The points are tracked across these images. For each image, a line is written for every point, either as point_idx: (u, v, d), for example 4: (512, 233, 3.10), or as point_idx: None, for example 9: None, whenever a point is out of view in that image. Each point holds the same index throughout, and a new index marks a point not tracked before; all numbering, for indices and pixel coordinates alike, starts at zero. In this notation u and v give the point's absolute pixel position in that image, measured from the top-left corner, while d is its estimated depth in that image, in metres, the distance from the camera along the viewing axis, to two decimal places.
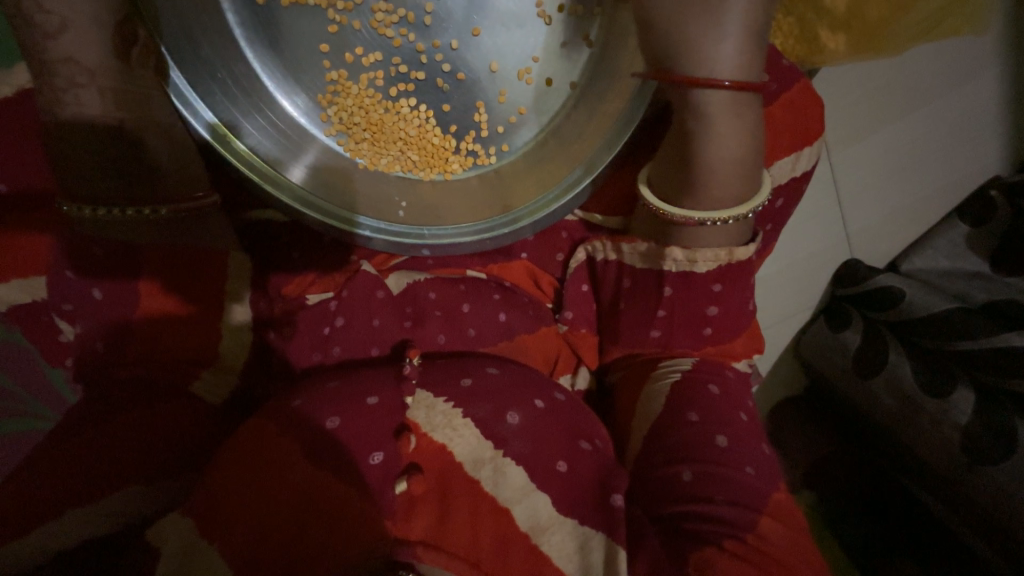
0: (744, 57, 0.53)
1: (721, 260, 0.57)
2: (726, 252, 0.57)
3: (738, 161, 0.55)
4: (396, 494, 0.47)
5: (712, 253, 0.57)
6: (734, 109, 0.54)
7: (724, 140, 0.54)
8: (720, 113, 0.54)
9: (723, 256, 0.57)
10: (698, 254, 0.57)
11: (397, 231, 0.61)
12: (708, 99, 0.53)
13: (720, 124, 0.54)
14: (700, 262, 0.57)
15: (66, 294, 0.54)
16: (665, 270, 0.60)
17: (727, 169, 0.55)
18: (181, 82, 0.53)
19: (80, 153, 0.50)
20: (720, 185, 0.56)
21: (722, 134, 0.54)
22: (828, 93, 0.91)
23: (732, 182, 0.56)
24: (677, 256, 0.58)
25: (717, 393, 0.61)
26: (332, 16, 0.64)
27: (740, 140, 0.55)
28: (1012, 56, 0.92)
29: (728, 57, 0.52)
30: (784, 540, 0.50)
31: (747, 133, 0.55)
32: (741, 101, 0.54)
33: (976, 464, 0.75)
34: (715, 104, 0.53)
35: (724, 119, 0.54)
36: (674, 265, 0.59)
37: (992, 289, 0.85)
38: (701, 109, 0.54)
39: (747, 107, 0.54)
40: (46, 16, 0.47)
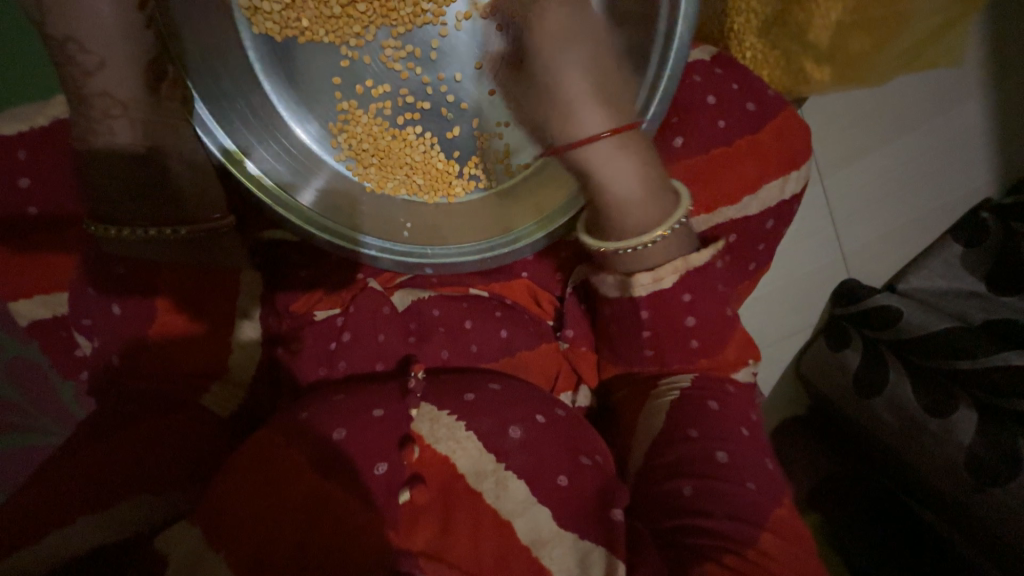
0: (609, 106, 0.56)
1: (680, 269, 0.58)
2: (682, 261, 0.57)
3: (647, 189, 0.56)
4: (399, 504, 0.48)
5: (671, 264, 0.57)
6: (624, 149, 0.55)
7: (626, 176, 0.55)
8: (610, 158, 0.55)
9: (681, 266, 0.57)
10: (661, 272, 0.58)
11: (401, 250, 0.63)
12: (596, 149, 0.55)
13: (616, 167, 0.55)
14: (665, 277, 0.58)
15: (87, 311, 0.56)
16: (633, 296, 0.60)
17: (640, 199, 0.56)
18: (205, 112, 0.57)
19: (111, 182, 0.54)
20: (641, 214, 0.56)
21: (622, 173, 0.55)
22: (819, 120, 0.95)
23: (643, 211, 0.56)
24: (644, 280, 0.58)
25: (716, 408, 0.61)
26: (344, 52, 0.68)
27: (639, 173, 0.55)
28: (997, 83, 0.95)
29: (593, 112, 0.55)
30: (788, 555, 0.50)
31: (643, 165, 0.56)
32: (626, 139, 0.55)
33: (985, 486, 0.75)
34: (601, 152, 0.55)
35: (621, 159, 0.55)
36: (642, 289, 0.59)
37: (988, 308, 0.87)
38: (591, 160, 0.55)
39: (633, 143, 0.56)
40: (85, 56, 0.52)
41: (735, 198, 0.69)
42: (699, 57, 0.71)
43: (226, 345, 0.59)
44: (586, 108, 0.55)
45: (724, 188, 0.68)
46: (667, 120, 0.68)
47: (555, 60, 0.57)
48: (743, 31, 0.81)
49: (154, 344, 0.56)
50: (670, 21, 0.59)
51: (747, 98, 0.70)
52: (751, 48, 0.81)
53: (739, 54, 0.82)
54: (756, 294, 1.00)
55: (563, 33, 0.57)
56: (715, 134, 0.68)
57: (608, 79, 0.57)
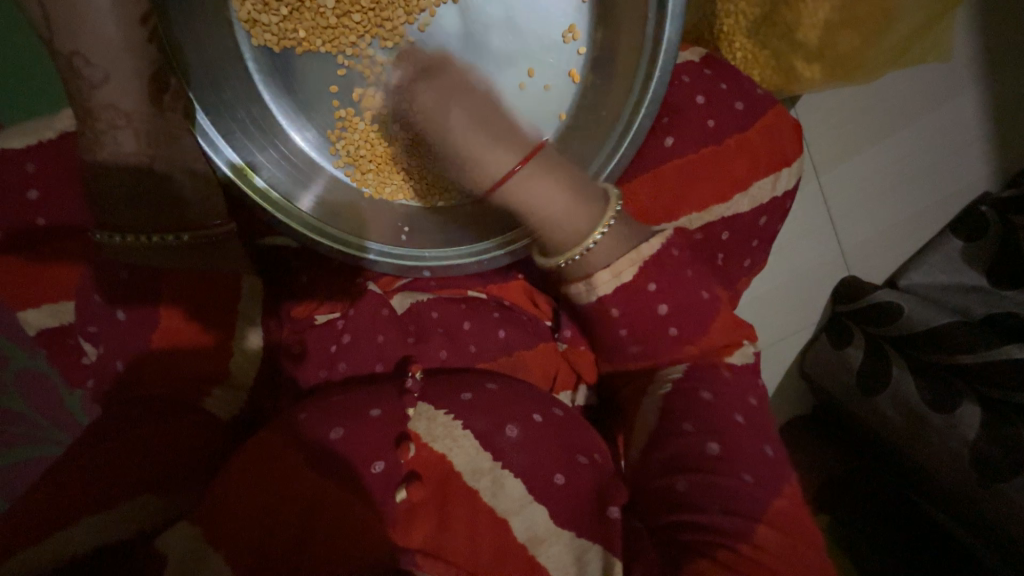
0: (510, 143, 0.59)
1: (636, 261, 0.58)
2: (636, 252, 0.58)
3: (573, 203, 0.58)
4: (396, 502, 0.49)
5: (627, 258, 0.58)
6: (537, 173, 0.58)
7: (550, 197, 0.58)
8: (528, 187, 0.58)
9: (636, 258, 0.58)
10: (618, 267, 0.58)
11: (400, 254, 0.65)
12: (512, 184, 0.58)
13: (539, 190, 0.58)
14: (624, 271, 0.58)
15: (93, 317, 0.59)
16: (599, 295, 0.59)
17: (569, 211, 0.58)
18: (205, 121, 0.60)
19: (118, 192, 0.55)
20: (573, 224, 0.58)
21: (546, 195, 0.57)
22: (811, 118, 0.95)
23: (574, 219, 0.58)
24: (604, 278, 0.58)
25: (709, 399, 0.60)
26: (341, 61, 0.70)
27: (560, 188, 0.58)
28: (990, 77, 0.95)
29: (498, 153, 0.58)
30: (782, 548, 0.51)
31: (561, 180, 0.58)
32: (537, 164, 0.58)
33: (988, 481, 0.74)
34: (518, 184, 0.57)
35: (541, 183, 0.58)
36: (605, 287, 0.59)
37: (991, 301, 0.86)
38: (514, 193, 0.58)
39: (545, 166, 0.58)
40: (91, 70, 0.53)
41: (725, 197, 0.69)
42: (687, 59, 0.73)
43: (228, 351, 0.59)
44: (490, 150, 0.58)
45: (714, 186, 0.69)
46: (657, 121, 0.69)
47: (440, 114, 0.60)
48: (732, 32, 0.81)
49: (158, 351, 0.57)
50: (658, 26, 0.60)
51: (736, 97, 0.71)
52: (741, 49, 0.81)
53: (728, 53, 0.83)
54: (755, 291, 0.99)
55: (444, 90, 0.61)
56: (705, 133, 0.69)
57: (498, 119, 0.61)
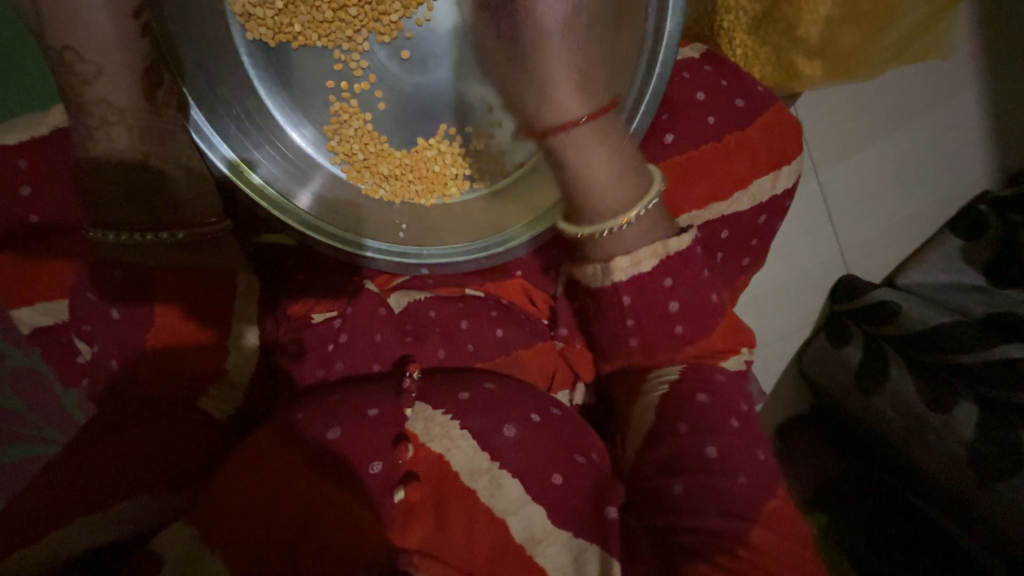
0: (588, 95, 0.57)
1: (659, 254, 0.58)
2: (660, 244, 0.57)
3: (621, 174, 0.57)
4: (395, 502, 0.48)
5: (651, 247, 0.57)
6: (600, 134, 0.56)
7: (603, 160, 0.56)
8: (587, 144, 0.56)
9: (660, 249, 0.57)
10: (639, 255, 0.57)
11: (399, 252, 0.64)
12: (573, 135, 0.56)
13: (596, 148, 0.56)
14: (644, 260, 0.57)
15: (86, 315, 0.58)
16: (615, 281, 0.58)
17: (613, 182, 0.57)
18: (200, 118, 0.60)
19: (112, 189, 0.54)
20: (613, 195, 0.57)
21: (599, 157, 0.56)
22: (813, 116, 0.95)
23: (620, 190, 0.56)
24: (624, 264, 0.57)
25: (705, 402, 0.59)
26: (338, 56, 0.70)
27: (615, 155, 0.57)
28: (990, 75, 0.95)
29: (574, 102, 0.57)
30: (778, 550, 0.51)
31: (618, 147, 0.57)
32: (603, 126, 0.57)
33: (987, 480, 0.74)
34: (578, 139, 0.56)
35: (599, 145, 0.56)
36: (624, 274, 0.58)
37: (992, 301, 0.84)
38: (570, 143, 0.57)
39: (607, 129, 0.57)
40: (84, 65, 0.52)
41: (725, 194, 0.69)
42: (688, 55, 0.72)
43: (223, 353, 0.59)
44: (565, 97, 0.57)
45: (713, 184, 0.68)
46: (657, 117, 0.69)
47: (525, 54, 0.59)
48: (732, 28, 0.81)
49: (154, 350, 0.56)
50: (659, 21, 0.59)
51: (736, 95, 0.70)
52: (741, 45, 0.81)
53: (728, 49, 0.83)
54: (754, 290, 0.99)
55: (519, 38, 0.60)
56: (705, 130, 0.69)
57: (592, 68, 0.58)
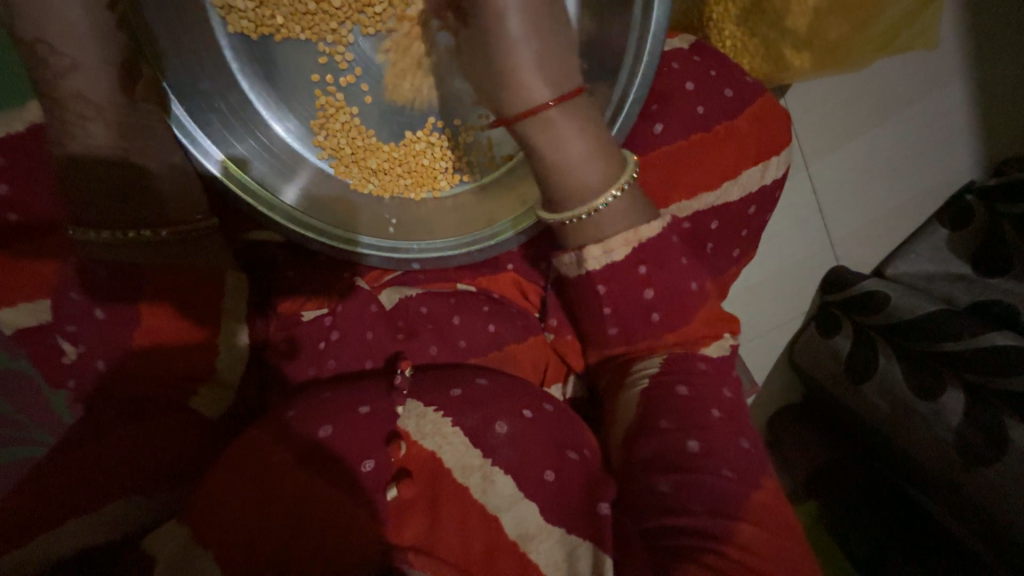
0: (554, 77, 0.55)
1: (631, 241, 0.58)
2: (632, 233, 0.58)
3: (595, 156, 0.56)
4: (387, 498, 0.49)
5: (622, 236, 0.58)
6: (567, 116, 0.56)
7: (573, 143, 0.56)
8: (555, 128, 0.55)
9: (632, 238, 0.58)
10: (611, 244, 0.57)
11: (388, 246, 0.64)
12: (540, 119, 0.55)
13: (567, 133, 0.56)
14: (615, 249, 0.58)
15: (69, 316, 0.53)
16: (588, 271, 0.60)
17: (588, 165, 0.56)
18: (182, 112, 0.59)
19: (93, 186, 0.53)
20: (589, 178, 0.56)
21: (569, 142, 0.56)
22: (802, 107, 0.95)
23: (592, 173, 0.56)
24: (594, 254, 0.58)
25: (687, 394, 0.60)
26: (322, 49, 0.69)
27: (585, 138, 0.56)
28: (975, 65, 0.96)
29: (539, 83, 0.55)
30: (766, 544, 0.52)
31: (587, 128, 0.56)
32: (570, 108, 0.56)
33: (973, 465, 0.76)
34: (545, 123, 0.55)
35: (569, 126, 0.56)
36: (595, 262, 0.59)
37: (974, 290, 0.87)
38: (540, 130, 0.56)
39: (575, 110, 0.56)
40: (58, 58, 0.50)
41: (714, 185, 0.69)
42: (676, 46, 0.72)
43: (213, 352, 0.60)
44: (530, 76, 0.55)
45: (702, 174, 0.68)
46: (646, 108, 0.68)
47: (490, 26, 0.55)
48: (721, 19, 0.81)
49: (140, 350, 0.55)
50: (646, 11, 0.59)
51: (724, 85, 0.70)
52: (730, 37, 0.81)
53: (717, 41, 0.82)
54: (745, 282, 1.00)
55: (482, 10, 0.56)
56: (694, 120, 0.68)
57: (555, 48, 0.56)
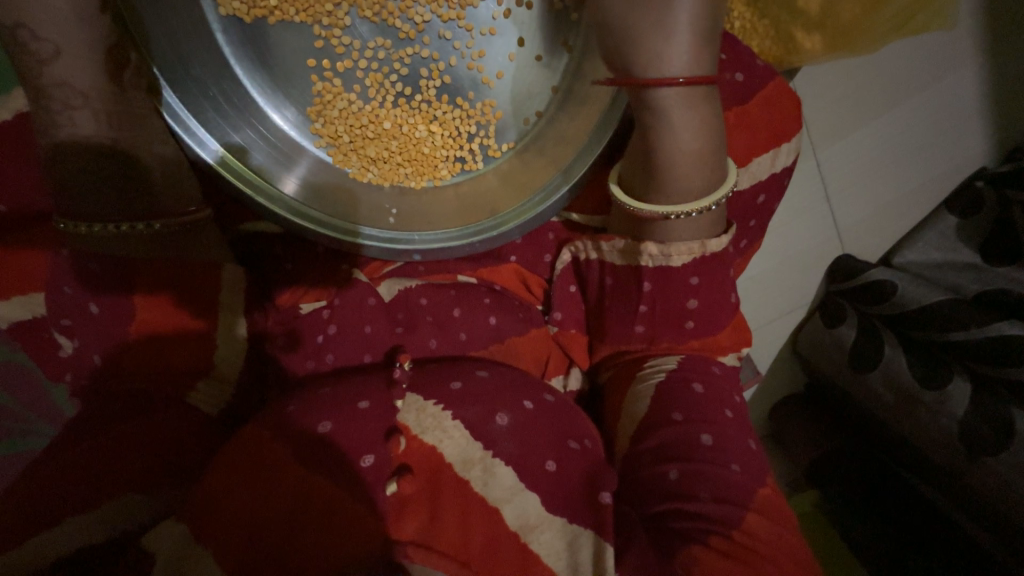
0: (697, 59, 0.52)
1: (694, 252, 0.58)
2: (699, 244, 0.58)
3: (704, 154, 0.55)
4: (386, 494, 0.48)
5: (686, 246, 0.58)
6: (692, 105, 0.54)
7: (688, 132, 0.54)
8: (679, 110, 0.54)
9: (696, 250, 0.58)
10: (672, 249, 0.58)
11: (390, 237, 0.62)
12: (668, 96, 0.53)
13: (687, 120, 0.54)
14: (675, 255, 0.58)
15: (64, 310, 0.53)
16: (643, 266, 0.60)
17: (693, 163, 0.56)
18: (174, 100, 0.57)
19: (80, 176, 0.51)
20: (689, 178, 0.56)
21: (685, 130, 0.54)
22: (811, 92, 0.92)
23: (697, 172, 0.56)
24: (652, 251, 0.59)
25: (701, 391, 0.61)
26: (318, 32, 0.67)
27: (702, 133, 0.55)
28: (994, 46, 0.93)
29: (680, 56, 0.52)
30: (772, 534, 0.51)
31: (708, 124, 0.55)
32: (698, 97, 0.54)
33: (977, 453, 0.75)
34: (671, 102, 0.53)
35: (690, 116, 0.54)
36: (650, 260, 0.59)
37: (984, 280, 0.85)
38: (662, 107, 0.54)
39: (704, 100, 0.54)
40: (40, 44, 0.48)
41: None
42: None
43: (212, 341, 0.58)
44: (676, 45, 0.51)
45: None
46: None
47: None
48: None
49: (137, 343, 0.55)
50: None
51: (735, 68, 0.68)
52: (739, 19, 0.78)
53: (727, 23, 0.79)
54: (751, 273, 0.98)
55: None
56: None
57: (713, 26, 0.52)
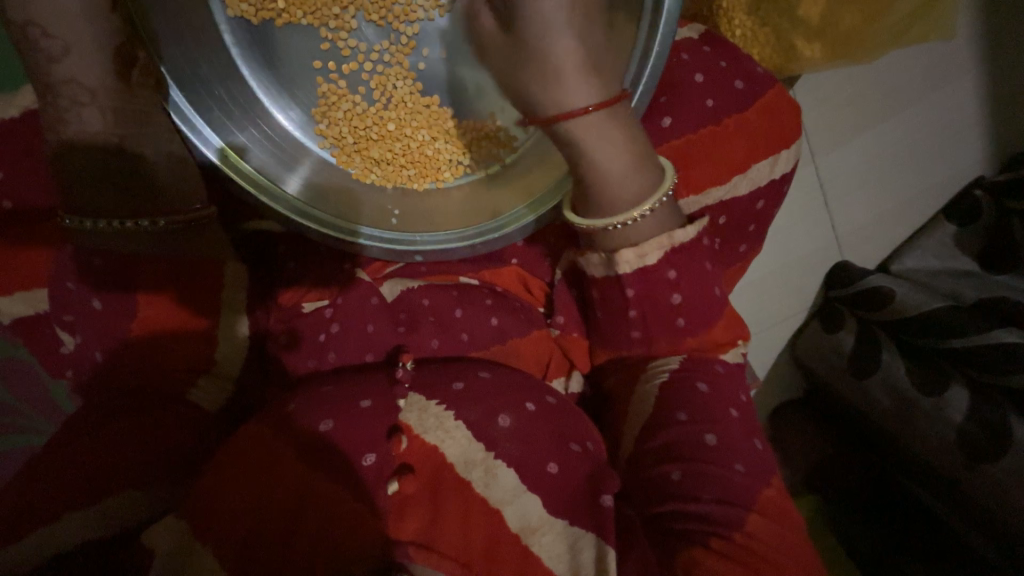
0: (600, 80, 0.54)
1: (665, 245, 0.57)
2: (667, 236, 0.57)
3: (636, 165, 0.56)
4: (388, 494, 0.48)
5: (655, 240, 0.57)
6: (612, 122, 0.54)
7: (613, 147, 0.55)
8: (602, 131, 0.54)
9: (666, 241, 0.57)
10: (646, 249, 0.57)
11: (391, 239, 0.62)
12: (587, 121, 0.53)
13: (609, 138, 0.54)
14: (649, 253, 0.57)
15: (66, 304, 0.54)
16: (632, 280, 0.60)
17: (629, 173, 0.56)
18: (181, 99, 0.56)
19: (87, 173, 0.52)
20: (629, 186, 0.56)
21: (613, 145, 0.54)
22: (811, 99, 0.93)
23: (634, 179, 0.56)
24: (628, 258, 0.58)
25: (705, 391, 0.61)
26: (324, 35, 0.67)
27: (630, 144, 0.55)
28: (991, 57, 0.94)
29: (582, 89, 0.53)
30: (772, 535, 0.52)
31: (634, 135, 0.55)
32: (615, 113, 0.54)
33: (975, 462, 0.75)
34: (594, 125, 0.54)
35: (611, 130, 0.54)
36: (628, 267, 0.59)
37: (982, 287, 0.86)
38: (583, 134, 0.54)
39: (621, 116, 0.55)
40: (50, 41, 0.50)
41: (724, 179, 0.68)
42: (687, 35, 0.70)
43: (212, 341, 0.58)
44: (575, 78, 0.53)
45: (710, 169, 0.68)
46: (655, 100, 0.67)
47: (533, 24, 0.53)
48: (731, 9, 0.78)
49: (140, 341, 0.55)
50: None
51: (735, 76, 0.69)
52: (740, 26, 0.78)
53: (727, 31, 0.79)
54: (750, 277, 0.99)
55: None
56: (703, 113, 0.67)
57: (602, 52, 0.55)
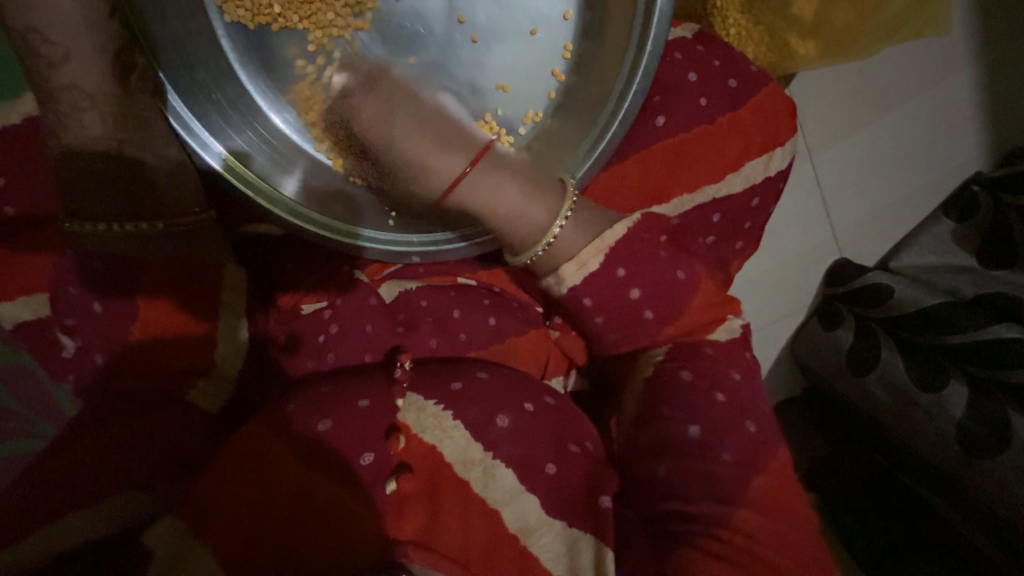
0: (459, 147, 0.60)
1: (601, 249, 0.58)
2: (598, 241, 0.58)
3: (530, 191, 0.59)
4: (386, 493, 0.48)
5: (591, 247, 0.57)
6: (488, 174, 0.59)
7: (501, 189, 0.59)
8: (484, 183, 0.59)
9: (601, 245, 0.58)
10: (583, 257, 0.57)
11: (390, 240, 0.63)
12: (463, 182, 0.59)
13: (493, 185, 0.59)
14: (588, 260, 0.58)
15: (65, 309, 0.51)
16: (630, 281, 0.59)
17: (530, 199, 0.59)
18: (178, 103, 0.58)
19: (91, 178, 0.53)
20: (535, 210, 0.58)
21: (501, 189, 0.59)
22: (806, 97, 0.94)
23: (539, 202, 0.59)
24: (569, 270, 0.58)
25: (708, 389, 0.60)
26: (320, 38, 0.68)
27: (516, 180, 0.59)
28: (985, 53, 0.94)
29: (449, 160, 0.59)
30: (767, 532, 0.52)
31: (511, 172, 0.60)
32: (487, 164, 0.60)
33: (975, 458, 0.74)
34: (471, 183, 0.59)
35: (491, 177, 0.59)
36: (573, 278, 0.58)
37: (981, 283, 0.85)
38: (467, 194, 0.59)
39: (493, 164, 0.60)
40: (50, 48, 0.51)
41: (718, 178, 0.69)
42: (681, 35, 0.71)
43: (213, 343, 0.58)
44: (438, 156, 0.59)
45: (704, 168, 0.68)
46: (649, 100, 0.68)
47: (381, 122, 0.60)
48: (726, 7, 0.78)
49: (137, 345, 0.54)
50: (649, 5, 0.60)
51: (729, 75, 0.69)
52: (734, 25, 0.79)
53: (722, 30, 0.79)
54: (747, 275, 0.99)
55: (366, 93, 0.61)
56: (697, 111, 0.68)
57: (446, 125, 0.62)
